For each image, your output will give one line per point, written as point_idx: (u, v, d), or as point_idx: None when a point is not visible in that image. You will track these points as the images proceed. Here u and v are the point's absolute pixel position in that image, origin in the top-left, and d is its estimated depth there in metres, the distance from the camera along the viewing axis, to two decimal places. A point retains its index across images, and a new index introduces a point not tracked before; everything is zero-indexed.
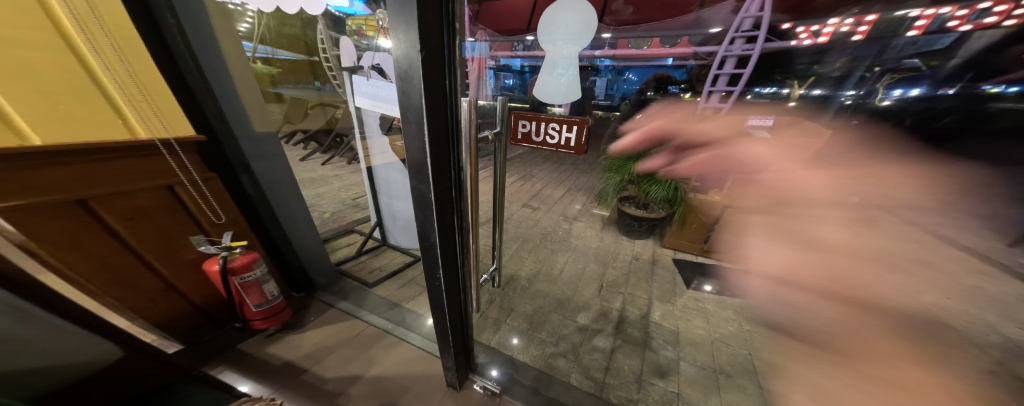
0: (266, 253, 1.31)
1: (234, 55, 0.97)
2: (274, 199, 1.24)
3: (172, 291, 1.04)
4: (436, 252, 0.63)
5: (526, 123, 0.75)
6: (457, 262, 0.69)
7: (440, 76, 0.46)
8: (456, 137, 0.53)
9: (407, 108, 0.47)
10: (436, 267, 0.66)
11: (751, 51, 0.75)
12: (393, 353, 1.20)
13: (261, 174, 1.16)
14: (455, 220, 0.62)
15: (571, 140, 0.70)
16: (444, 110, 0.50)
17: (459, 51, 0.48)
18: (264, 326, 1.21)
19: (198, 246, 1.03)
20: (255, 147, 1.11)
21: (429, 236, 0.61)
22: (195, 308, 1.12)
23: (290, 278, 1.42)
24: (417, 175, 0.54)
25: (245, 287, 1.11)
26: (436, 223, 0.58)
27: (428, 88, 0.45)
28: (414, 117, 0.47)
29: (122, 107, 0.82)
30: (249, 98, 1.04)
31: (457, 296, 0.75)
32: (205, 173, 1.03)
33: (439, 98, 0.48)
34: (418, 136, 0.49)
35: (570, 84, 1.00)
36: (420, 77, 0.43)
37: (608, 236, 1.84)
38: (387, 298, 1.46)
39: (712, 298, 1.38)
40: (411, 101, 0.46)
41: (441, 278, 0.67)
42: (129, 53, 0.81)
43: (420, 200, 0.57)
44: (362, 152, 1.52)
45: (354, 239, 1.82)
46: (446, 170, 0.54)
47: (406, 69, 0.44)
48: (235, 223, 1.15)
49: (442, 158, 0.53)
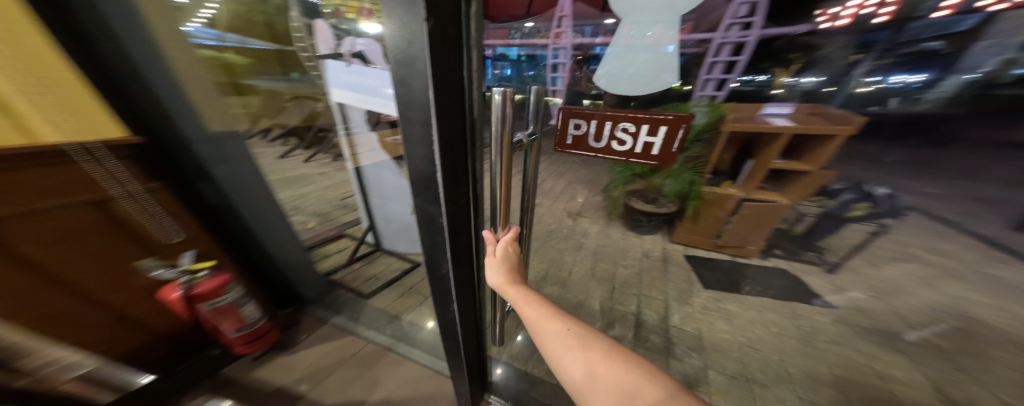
0: (239, 267, 1.18)
1: (172, 38, 0.79)
2: (244, 209, 1.09)
3: (124, 321, 0.92)
4: (449, 282, 0.53)
5: (582, 124, 0.75)
6: (473, 289, 0.58)
7: (455, 55, 0.33)
8: (472, 139, 0.40)
9: (408, 103, 0.35)
10: (450, 297, 0.56)
11: (745, 39, 0.68)
12: (397, 372, 1.11)
13: (222, 180, 1.00)
14: (472, 243, 0.51)
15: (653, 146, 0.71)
16: (458, 103, 0.36)
17: (476, 19, 0.34)
18: (247, 350, 1.09)
19: (152, 272, 0.91)
20: (215, 149, 0.95)
21: (441, 265, 0.51)
22: (155, 335, 1.00)
23: (274, 291, 1.31)
24: (424, 193, 0.42)
25: (216, 314, 0.98)
26: (448, 251, 0.47)
27: (437, 77, 0.32)
28: (419, 117, 0.35)
29: (10, 103, 0.64)
30: (200, 93, 0.88)
31: (475, 322, 0.66)
32: (148, 183, 0.87)
33: (453, 86, 0.34)
34: (425, 141, 0.37)
35: (647, 76, 0.79)
36: (425, 59, 0.30)
37: (614, 232, 1.68)
38: (386, 310, 1.34)
39: (732, 295, 1.35)
40: (413, 94, 0.33)
41: (455, 310, 0.57)
42: (15, 31, 0.62)
43: (427, 221, 0.46)
44: (346, 150, 1.36)
45: (346, 245, 1.67)
46: (460, 185, 0.42)
47: (406, 50, 0.31)
48: (196, 241, 1.02)
49: (452, 170, 0.40)
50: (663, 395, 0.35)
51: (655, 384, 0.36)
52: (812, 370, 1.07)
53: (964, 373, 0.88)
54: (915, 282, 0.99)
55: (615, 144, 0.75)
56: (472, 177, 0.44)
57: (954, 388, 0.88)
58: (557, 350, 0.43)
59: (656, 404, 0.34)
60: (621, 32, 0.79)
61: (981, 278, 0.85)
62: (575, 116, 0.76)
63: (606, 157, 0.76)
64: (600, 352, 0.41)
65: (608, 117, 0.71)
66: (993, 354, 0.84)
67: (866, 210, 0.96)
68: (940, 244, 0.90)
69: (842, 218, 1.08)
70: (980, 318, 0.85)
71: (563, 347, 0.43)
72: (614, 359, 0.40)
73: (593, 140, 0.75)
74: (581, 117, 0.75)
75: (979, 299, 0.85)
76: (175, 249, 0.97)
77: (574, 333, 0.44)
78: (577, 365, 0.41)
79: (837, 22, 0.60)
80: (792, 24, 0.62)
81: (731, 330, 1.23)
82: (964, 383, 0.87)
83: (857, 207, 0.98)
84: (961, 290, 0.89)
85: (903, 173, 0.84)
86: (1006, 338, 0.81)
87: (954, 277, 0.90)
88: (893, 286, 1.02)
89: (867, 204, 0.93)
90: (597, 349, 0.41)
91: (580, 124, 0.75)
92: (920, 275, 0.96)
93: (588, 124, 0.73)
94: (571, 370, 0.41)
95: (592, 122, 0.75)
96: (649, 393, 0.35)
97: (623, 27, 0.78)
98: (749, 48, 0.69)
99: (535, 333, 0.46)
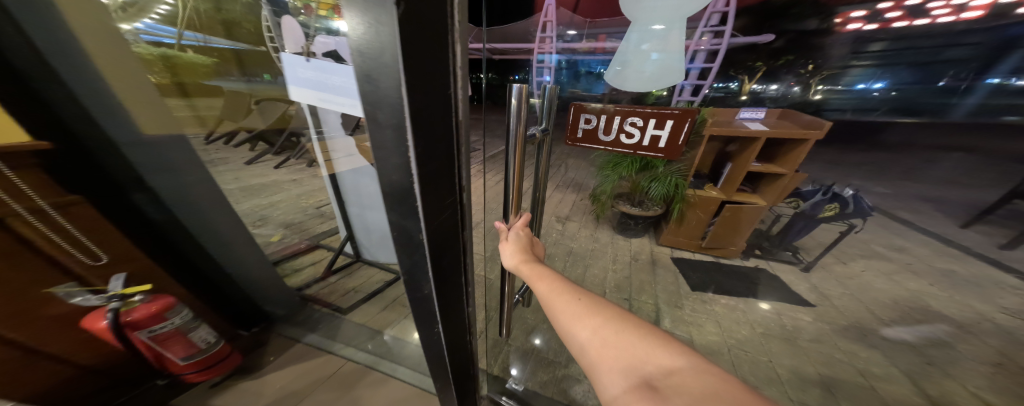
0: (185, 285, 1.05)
1: (93, 31, 0.69)
2: (190, 221, 0.98)
3: (37, 357, 0.79)
4: (433, 303, 0.48)
5: (594, 118, 0.82)
6: (461, 307, 0.53)
7: (438, 46, 0.28)
8: (456, 144, 0.35)
9: (377, 103, 0.30)
10: (434, 318, 0.51)
11: (717, 46, 0.72)
12: (380, 394, 1.03)
13: (161, 189, 0.89)
14: (460, 259, 0.46)
15: (659, 137, 0.79)
16: (442, 101, 0.31)
17: (461, 7, 0.29)
18: (202, 378, 0.99)
19: (70, 299, 0.80)
20: (150, 157, 0.84)
21: (422, 286, 0.46)
22: (78, 370, 0.88)
23: (232, 307, 1.18)
24: (399, 207, 0.38)
25: (159, 341, 0.89)
26: (429, 269, 0.42)
27: (412, 71, 0.27)
28: (391, 119, 0.30)
29: None
30: (131, 94, 0.77)
31: (465, 342, 0.61)
32: (62, 197, 0.74)
33: (435, 82, 0.29)
34: (398, 147, 0.32)
35: (661, 83, 0.80)
36: (395, 52, 0.26)
37: (603, 235, 1.69)
38: (365, 326, 1.25)
39: (718, 296, 1.38)
40: (383, 94, 0.29)
41: (441, 331, 0.52)
42: None
43: (405, 237, 0.41)
44: (319, 156, 1.26)
45: (319, 258, 1.55)
46: (442, 197, 0.37)
47: (373, 41, 0.26)
48: (129, 261, 0.89)
49: (434, 181, 0.35)
50: (676, 359, 0.40)
51: (664, 348, 0.42)
52: (800, 370, 1.08)
53: (935, 367, 0.94)
54: (880, 279, 1.08)
55: (624, 136, 0.83)
56: (459, 186, 0.38)
57: (929, 383, 0.93)
58: (570, 318, 0.49)
59: (668, 366, 0.39)
60: (639, 38, 0.75)
61: (935, 271, 0.97)
62: (586, 113, 0.83)
63: (615, 146, 0.84)
64: (608, 318, 0.47)
65: (621, 113, 0.79)
66: (958, 346, 0.91)
67: (835, 211, 1.03)
68: (897, 241, 1.04)
69: (816, 218, 1.13)
70: (941, 311, 0.94)
71: (574, 313, 0.50)
72: (621, 325, 0.46)
73: (604, 133, 0.83)
74: (594, 114, 0.82)
75: (936, 292, 0.96)
76: (99, 273, 0.85)
77: (586, 304, 0.50)
78: (590, 331, 0.46)
79: (966, 14, 0.57)
80: (757, 34, 0.68)
81: (720, 332, 1.25)
82: (937, 377, 0.93)
83: (828, 208, 1.05)
84: (918, 284, 1.00)
85: (862, 174, 0.92)
86: (966, 331, 0.90)
87: (913, 271, 1.02)
88: (863, 284, 1.10)
89: (838, 204, 1.01)
90: (607, 318, 0.47)
91: (593, 119, 0.82)
92: (884, 270, 1.08)
93: (600, 119, 0.80)
94: (582, 334, 0.47)
95: (604, 116, 0.82)
96: (661, 358, 0.40)
97: (670, 32, 0.72)
98: (720, 56, 0.73)
99: (549, 303, 0.53)
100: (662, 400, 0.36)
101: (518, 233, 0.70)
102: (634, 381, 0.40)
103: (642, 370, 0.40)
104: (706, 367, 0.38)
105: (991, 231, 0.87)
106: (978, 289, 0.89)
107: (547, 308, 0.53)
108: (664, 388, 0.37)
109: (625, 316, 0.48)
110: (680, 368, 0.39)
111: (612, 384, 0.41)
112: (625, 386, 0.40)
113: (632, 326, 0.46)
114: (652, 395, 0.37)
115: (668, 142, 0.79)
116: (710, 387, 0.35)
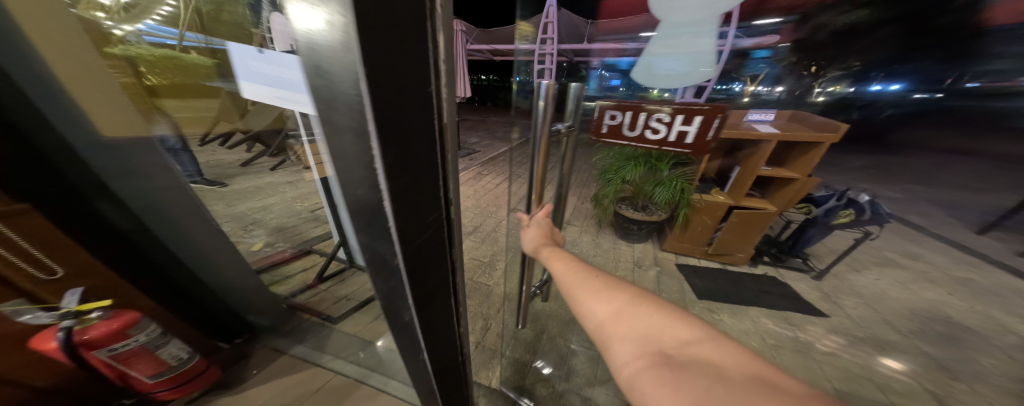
0: (160, 297, 0.99)
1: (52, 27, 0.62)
2: (162, 232, 0.92)
3: None
4: (415, 330, 0.43)
5: (616, 113, 0.64)
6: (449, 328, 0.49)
7: (411, 43, 0.23)
8: (434, 155, 0.31)
9: (332, 101, 0.25)
10: (417, 342, 0.47)
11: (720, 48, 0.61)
12: None
13: (128, 197, 0.83)
14: (448, 280, 0.43)
15: (688, 136, 0.60)
16: (415, 106, 0.26)
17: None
18: (173, 396, 0.96)
19: (19, 317, 0.73)
20: (113, 161, 0.77)
21: (401, 311, 0.42)
22: (33, 392, 0.82)
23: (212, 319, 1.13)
24: (368, 227, 0.33)
25: (123, 360, 0.84)
26: (409, 294, 0.38)
27: (375, 65, 0.22)
28: (350, 122, 0.25)
29: None
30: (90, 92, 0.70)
31: (453, 365, 0.56)
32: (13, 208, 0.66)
33: (405, 83, 0.24)
34: (362, 156, 0.27)
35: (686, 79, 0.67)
36: (351, 33, 0.21)
37: (604, 240, 1.64)
38: (358, 335, 1.21)
39: (726, 305, 1.33)
40: (338, 90, 0.24)
41: (426, 357, 0.48)
42: None
43: (377, 257, 0.36)
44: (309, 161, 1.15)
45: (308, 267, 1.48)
46: (421, 214, 0.33)
47: (326, 21, 0.21)
48: (87, 275, 0.82)
49: (407, 198, 0.30)
50: (692, 331, 0.39)
51: (681, 320, 0.40)
52: (816, 381, 0.99)
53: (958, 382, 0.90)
54: (896, 288, 1.07)
55: (648, 133, 0.64)
56: (439, 203, 0.34)
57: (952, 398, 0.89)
58: (585, 293, 0.48)
59: (684, 337, 0.38)
60: (678, 34, 0.64)
61: (953, 280, 0.95)
62: (609, 111, 0.66)
63: (641, 143, 0.66)
64: (623, 293, 0.46)
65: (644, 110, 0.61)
66: (981, 361, 0.88)
67: (851, 217, 1.01)
68: (914, 249, 1.01)
69: (828, 224, 1.11)
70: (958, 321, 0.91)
71: (589, 286, 0.49)
72: (637, 300, 0.45)
73: (628, 130, 0.65)
74: (620, 110, 0.64)
75: (955, 302, 0.94)
76: (53, 288, 0.77)
77: (604, 281, 0.49)
78: (604, 305, 0.45)
79: None
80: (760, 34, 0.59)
81: None
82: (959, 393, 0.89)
83: (842, 214, 1.04)
84: (937, 293, 0.98)
85: (868, 178, 0.90)
86: (991, 344, 0.86)
87: (931, 280, 1.01)
88: (880, 293, 1.09)
89: (854, 210, 0.99)
90: (623, 295, 0.46)
91: (618, 115, 0.64)
92: (900, 279, 1.06)
93: (623, 112, 0.63)
94: (596, 308, 0.46)
95: (630, 113, 0.64)
96: (677, 331, 0.39)
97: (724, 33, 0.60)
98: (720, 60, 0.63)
99: (564, 280, 0.53)
100: (678, 368, 0.35)
101: (540, 221, 0.70)
102: (647, 351, 0.38)
103: (658, 342, 0.39)
104: (726, 341, 0.37)
105: (1006, 240, 0.80)
106: (1002, 299, 0.86)
107: (562, 287, 0.53)
108: (679, 359, 0.36)
109: (642, 294, 0.46)
110: (697, 340, 0.37)
111: (624, 353, 0.40)
112: (636, 355, 0.39)
113: (648, 299, 0.44)
114: (668, 364, 0.36)
115: (698, 142, 0.60)
116: (731, 361, 0.34)
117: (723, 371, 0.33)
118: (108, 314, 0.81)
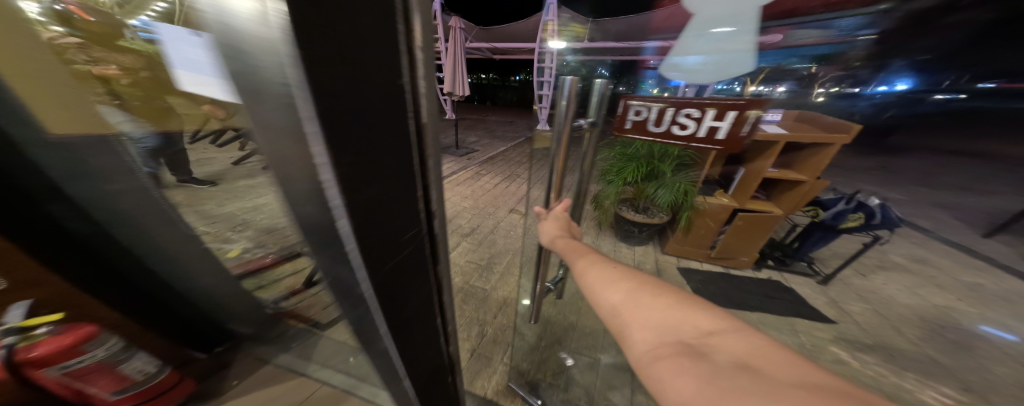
0: (127, 310, 0.91)
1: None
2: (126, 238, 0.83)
3: None
4: (390, 352, 0.38)
5: (642, 108, 0.60)
6: (429, 349, 0.44)
7: (376, 36, 0.20)
8: (401, 160, 0.26)
9: (248, 90, 0.18)
10: (394, 364, 0.41)
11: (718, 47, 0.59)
12: None
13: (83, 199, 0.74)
14: (431, 298, 0.39)
15: (719, 132, 0.55)
16: (372, 102, 0.22)
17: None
18: None
19: None
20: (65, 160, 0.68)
21: (373, 333, 0.37)
22: None
23: (191, 327, 1.08)
24: (322, 250, 0.28)
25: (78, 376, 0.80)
26: (380, 321, 0.33)
27: (317, 51, 0.17)
28: (278, 121, 0.19)
29: None
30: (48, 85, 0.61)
31: (440, 381, 0.52)
32: None
33: (362, 76, 0.20)
34: (302, 167, 0.21)
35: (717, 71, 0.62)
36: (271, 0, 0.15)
37: (605, 242, 1.57)
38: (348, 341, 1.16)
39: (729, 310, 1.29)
40: (255, 77, 0.18)
41: (404, 378, 0.43)
42: None
43: (340, 283, 0.30)
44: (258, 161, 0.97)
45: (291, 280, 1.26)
46: (392, 231, 0.28)
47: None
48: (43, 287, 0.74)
49: (370, 213, 0.25)
50: (713, 322, 0.38)
51: (700, 310, 0.40)
52: None
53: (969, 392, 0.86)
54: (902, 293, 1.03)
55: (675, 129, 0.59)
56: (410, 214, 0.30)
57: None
58: (604, 283, 0.48)
59: (704, 326, 0.37)
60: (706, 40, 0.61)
61: (963, 286, 0.93)
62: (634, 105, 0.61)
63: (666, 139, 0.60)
64: (642, 283, 0.45)
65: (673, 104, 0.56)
66: (992, 369, 0.85)
67: (860, 221, 0.93)
68: (918, 251, 0.99)
69: (835, 228, 1.03)
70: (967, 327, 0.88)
71: (608, 276, 0.49)
72: (656, 290, 0.45)
73: (653, 126, 0.60)
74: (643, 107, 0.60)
75: (963, 308, 0.91)
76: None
77: (623, 273, 0.49)
78: (621, 293, 0.45)
79: None
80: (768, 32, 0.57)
81: None
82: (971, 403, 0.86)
83: (851, 218, 0.95)
84: (945, 299, 0.95)
85: (875, 179, 0.87)
86: (1003, 352, 0.83)
87: (940, 286, 0.97)
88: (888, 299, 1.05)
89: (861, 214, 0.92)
90: (643, 285, 0.45)
91: (641, 112, 0.60)
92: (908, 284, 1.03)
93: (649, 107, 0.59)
94: (612, 296, 0.46)
95: (654, 107, 0.58)
96: (696, 320, 0.38)
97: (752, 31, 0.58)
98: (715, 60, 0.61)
99: (582, 270, 0.53)
100: (698, 356, 0.34)
101: (559, 216, 0.71)
102: (666, 339, 0.37)
103: (679, 332, 0.38)
104: (747, 332, 0.36)
105: None
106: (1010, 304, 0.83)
107: (578, 277, 0.53)
108: (698, 347, 0.36)
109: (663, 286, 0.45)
110: (718, 331, 0.37)
111: (643, 340, 0.39)
112: (654, 343, 0.38)
113: (667, 291, 0.44)
114: (688, 352, 0.35)
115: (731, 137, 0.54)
116: (755, 353, 0.33)
117: (746, 363, 0.32)
118: (59, 328, 0.78)
